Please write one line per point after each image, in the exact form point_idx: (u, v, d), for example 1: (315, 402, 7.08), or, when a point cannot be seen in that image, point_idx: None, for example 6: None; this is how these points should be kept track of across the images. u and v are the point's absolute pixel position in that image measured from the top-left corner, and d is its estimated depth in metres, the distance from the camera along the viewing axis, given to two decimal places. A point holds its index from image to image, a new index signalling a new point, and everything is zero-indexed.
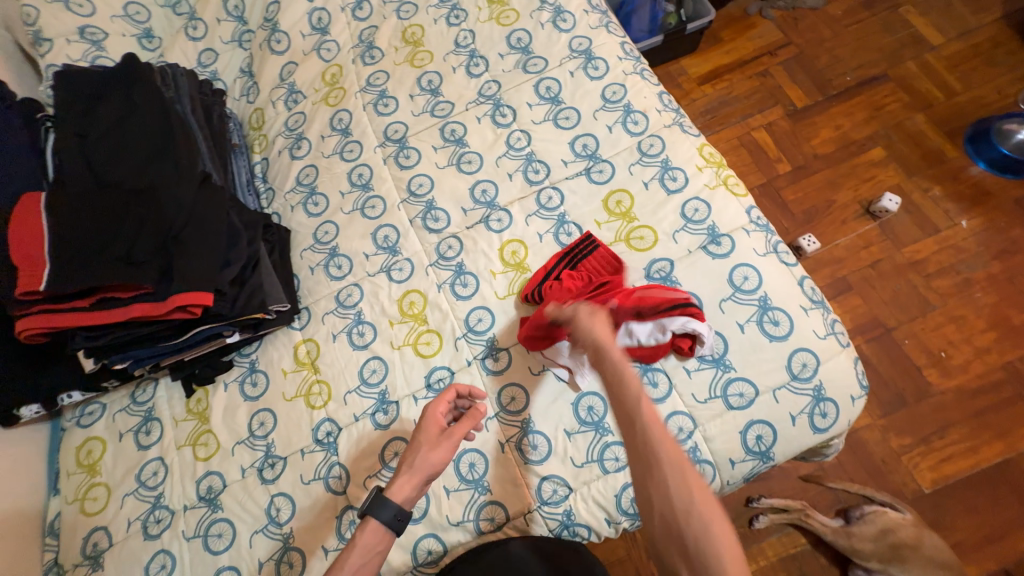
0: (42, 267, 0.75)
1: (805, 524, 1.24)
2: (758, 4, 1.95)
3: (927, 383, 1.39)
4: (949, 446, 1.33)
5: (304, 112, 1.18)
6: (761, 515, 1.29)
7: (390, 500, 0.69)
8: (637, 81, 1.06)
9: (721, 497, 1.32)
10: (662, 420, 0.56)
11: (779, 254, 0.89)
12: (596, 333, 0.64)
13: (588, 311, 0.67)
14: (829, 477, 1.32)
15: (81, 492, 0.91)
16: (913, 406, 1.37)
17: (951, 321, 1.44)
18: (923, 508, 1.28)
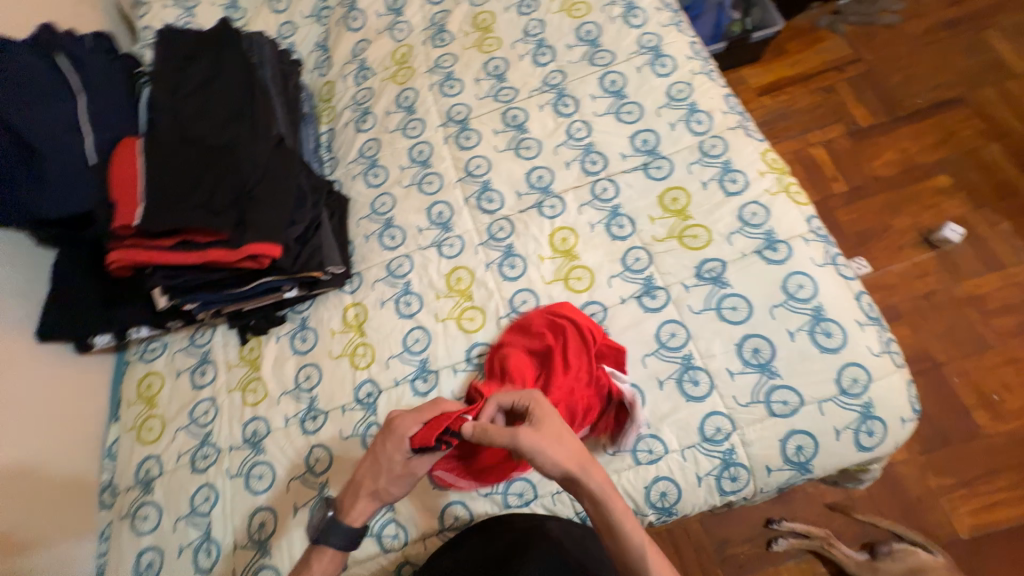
0: (135, 206, 0.81)
1: (827, 553, 1.21)
2: (830, 18, 1.89)
3: (975, 423, 1.32)
4: (993, 492, 1.26)
5: (372, 88, 1.22)
6: (780, 538, 1.25)
7: (341, 525, 0.72)
8: (704, 81, 1.05)
9: (740, 514, 1.29)
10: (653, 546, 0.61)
11: (837, 266, 0.87)
12: (566, 465, 0.62)
13: (556, 438, 0.64)
14: (857, 508, 1.28)
15: (138, 421, 0.97)
16: (957, 447, 1.31)
17: (1009, 362, 1.37)
18: (959, 553, 1.22)
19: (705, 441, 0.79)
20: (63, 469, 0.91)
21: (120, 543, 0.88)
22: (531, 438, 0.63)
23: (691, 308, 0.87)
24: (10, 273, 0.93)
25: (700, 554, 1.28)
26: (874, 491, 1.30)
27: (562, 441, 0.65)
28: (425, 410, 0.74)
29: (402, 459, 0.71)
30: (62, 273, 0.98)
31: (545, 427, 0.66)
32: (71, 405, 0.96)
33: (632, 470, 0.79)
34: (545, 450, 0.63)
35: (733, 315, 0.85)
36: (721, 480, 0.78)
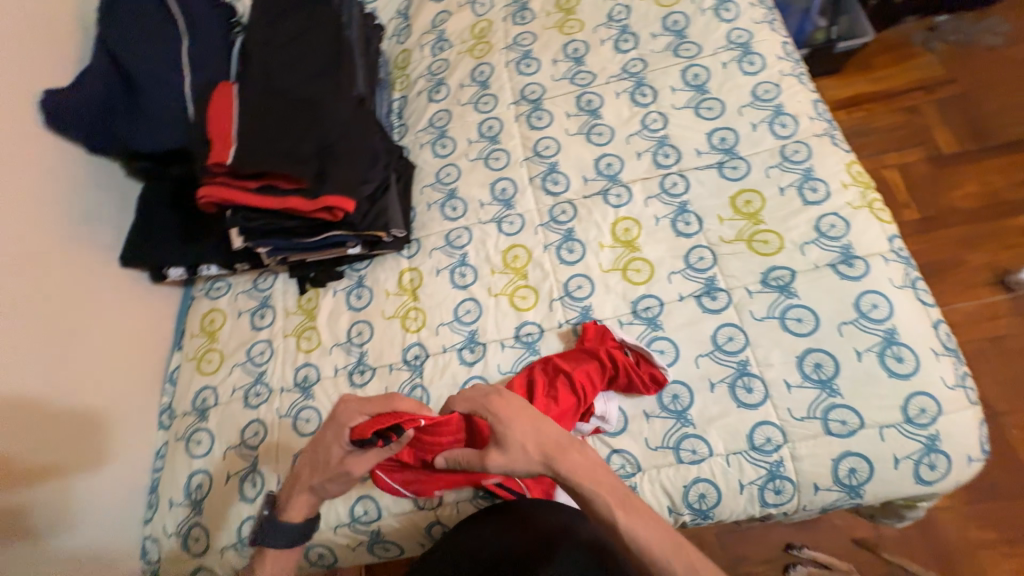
0: (230, 146, 0.85)
1: None
2: (925, 34, 1.77)
3: None
4: None
5: (448, 60, 1.23)
6: (798, 564, 1.21)
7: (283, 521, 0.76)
8: (793, 83, 1.01)
9: (760, 534, 1.26)
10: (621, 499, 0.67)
11: (917, 291, 0.83)
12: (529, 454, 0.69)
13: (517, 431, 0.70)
14: (886, 547, 1.22)
15: (199, 353, 1.03)
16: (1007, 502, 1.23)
17: None
18: None
19: (753, 449, 0.77)
20: (126, 395, 0.96)
21: (175, 462, 0.93)
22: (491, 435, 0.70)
23: (752, 314, 0.84)
24: (103, 198, 1.00)
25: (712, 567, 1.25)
26: (907, 533, 1.22)
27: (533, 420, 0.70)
28: (374, 402, 0.73)
29: (338, 453, 0.72)
30: (146, 204, 1.05)
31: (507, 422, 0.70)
32: (138, 335, 1.01)
33: (672, 467, 0.79)
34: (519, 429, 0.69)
35: (798, 326, 0.82)
36: (764, 491, 0.76)
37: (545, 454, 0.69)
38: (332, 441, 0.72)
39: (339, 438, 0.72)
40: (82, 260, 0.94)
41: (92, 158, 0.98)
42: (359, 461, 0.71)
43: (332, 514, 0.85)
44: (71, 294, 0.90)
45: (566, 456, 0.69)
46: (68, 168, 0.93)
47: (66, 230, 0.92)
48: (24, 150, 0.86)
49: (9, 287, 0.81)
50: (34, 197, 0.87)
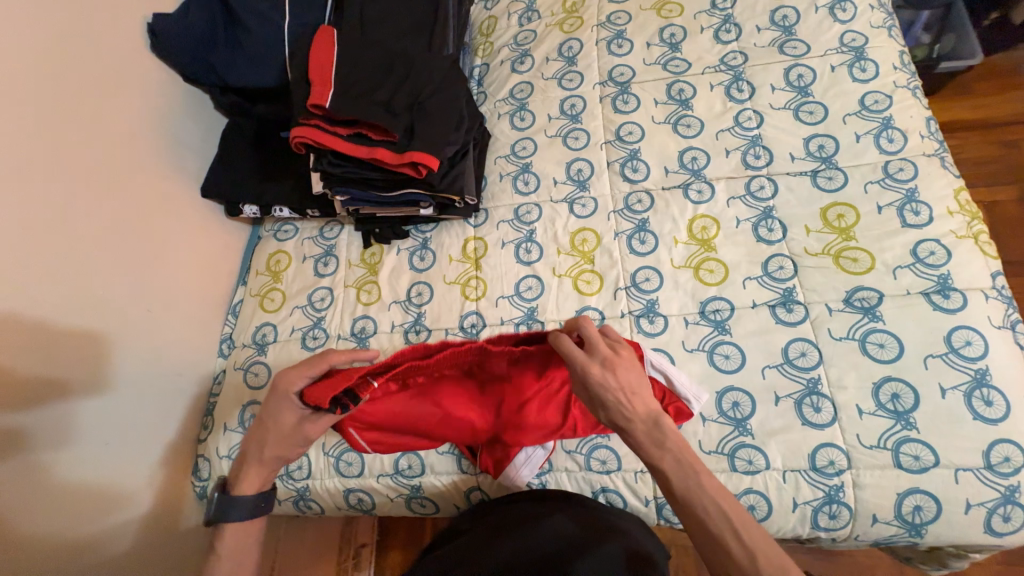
0: (328, 91, 0.87)
1: None
2: None
3: None
4: None
5: (536, 31, 1.19)
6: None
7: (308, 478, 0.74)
8: (907, 97, 0.94)
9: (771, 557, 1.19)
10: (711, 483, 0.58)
11: (1015, 334, 0.77)
12: (621, 407, 0.62)
13: (613, 376, 0.62)
14: None
15: (263, 290, 1.05)
16: None
17: None
18: None
19: (813, 469, 0.74)
20: (185, 330, 0.98)
21: (232, 390, 0.97)
22: (594, 376, 0.62)
23: (830, 333, 0.81)
24: (192, 127, 1.03)
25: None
26: None
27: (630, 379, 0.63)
28: (311, 365, 0.72)
29: (292, 419, 0.73)
30: (229, 139, 1.07)
31: (615, 370, 0.63)
32: (202, 272, 1.03)
33: (725, 474, 0.77)
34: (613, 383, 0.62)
35: (878, 352, 0.78)
36: (817, 513, 0.74)
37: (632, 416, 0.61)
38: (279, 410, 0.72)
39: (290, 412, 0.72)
40: (160, 191, 0.95)
41: (187, 87, 1.01)
42: (313, 423, 0.73)
43: (376, 462, 0.87)
44: (147, 225, 0.92)
45: (651, 423, 0.61)
46: (164, 94, 0.96)
47: (158, 154, 0.95)
48: (129, 72, 0.90)
49: (84, 200, 0.81)
50: (135, 119, 0.90)
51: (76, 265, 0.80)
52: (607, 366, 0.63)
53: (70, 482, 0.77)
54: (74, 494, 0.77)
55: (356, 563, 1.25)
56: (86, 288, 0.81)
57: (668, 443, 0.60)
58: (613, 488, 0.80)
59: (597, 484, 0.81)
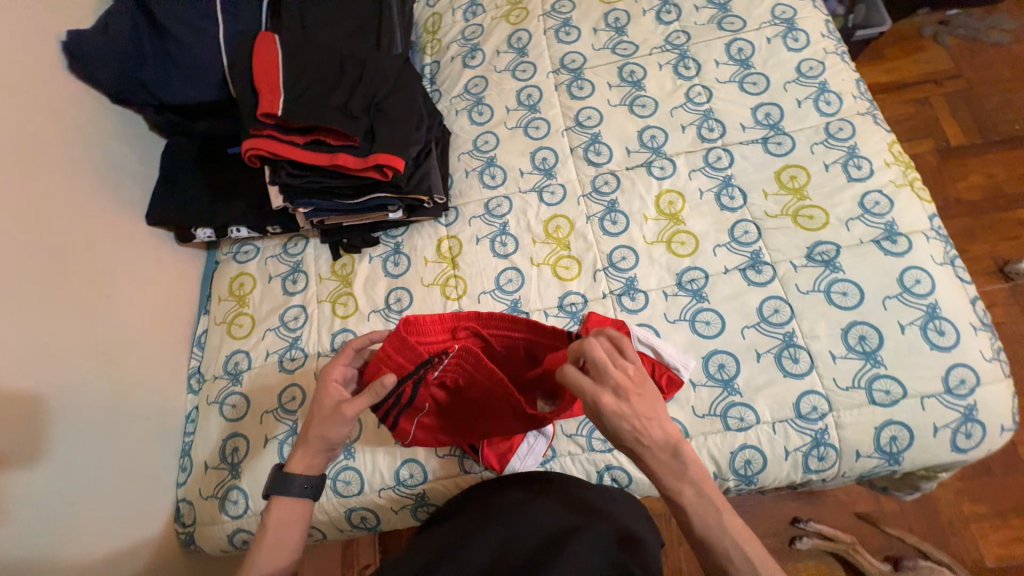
0: (278, 97, 0.84)
1: (851, 559, 1.14)
2: (936, 27, 1.70)
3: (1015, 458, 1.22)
4: None
5: (483, 25, 1.19)
6: (805, 537, 1.17)
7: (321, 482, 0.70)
8: (837, 62, 1.01)
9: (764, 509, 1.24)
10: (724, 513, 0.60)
11: (956, 269, 0.85)
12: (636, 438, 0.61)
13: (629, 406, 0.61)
14: (886, 520, 1.19)
15: (229, 317, 0.99)
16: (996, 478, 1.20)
17: None
18: None
19: (799, 418, 0.79)
20: (148, 370, 0.91)
21: (209, 425, 0.91)
22: (613, 409, 0.61)
23: (798, 288, 0.86)
24: (125, 151, 0.95)
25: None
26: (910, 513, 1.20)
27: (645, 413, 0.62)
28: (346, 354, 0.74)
29: (334, 400, 0.70)
30: (172, 161, 1.00)
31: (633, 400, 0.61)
32: (158, 306, 0.96)
33: (720, 434, 0.80)
34: (628, 420, 0.61)
35: (842, 300, 0.83)
36: (808, 458, 0.78)
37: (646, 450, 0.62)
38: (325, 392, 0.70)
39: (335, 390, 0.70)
40: (101, 223, 0.88)
41: (116, 108, 0.94)
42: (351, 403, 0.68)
43: (377, 477, 0.84)
44: (91, 261, 0.84)
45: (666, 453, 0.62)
46: (92, 118, 0.89)
47: (94, 183, 0.88)
48: (51, 96, 0.82)
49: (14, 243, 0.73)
50: (65, 146, 0.83)
51: (22, 313, 0.72)
52: (623, 401, 0.61)
53: (40, 551, 0.69)
54: (48, 565, 0.70)
55: None
56: (35, 335, 0.73)
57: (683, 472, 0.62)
58: (617, 464, 0.82)
59: (601, 463, 0.82)
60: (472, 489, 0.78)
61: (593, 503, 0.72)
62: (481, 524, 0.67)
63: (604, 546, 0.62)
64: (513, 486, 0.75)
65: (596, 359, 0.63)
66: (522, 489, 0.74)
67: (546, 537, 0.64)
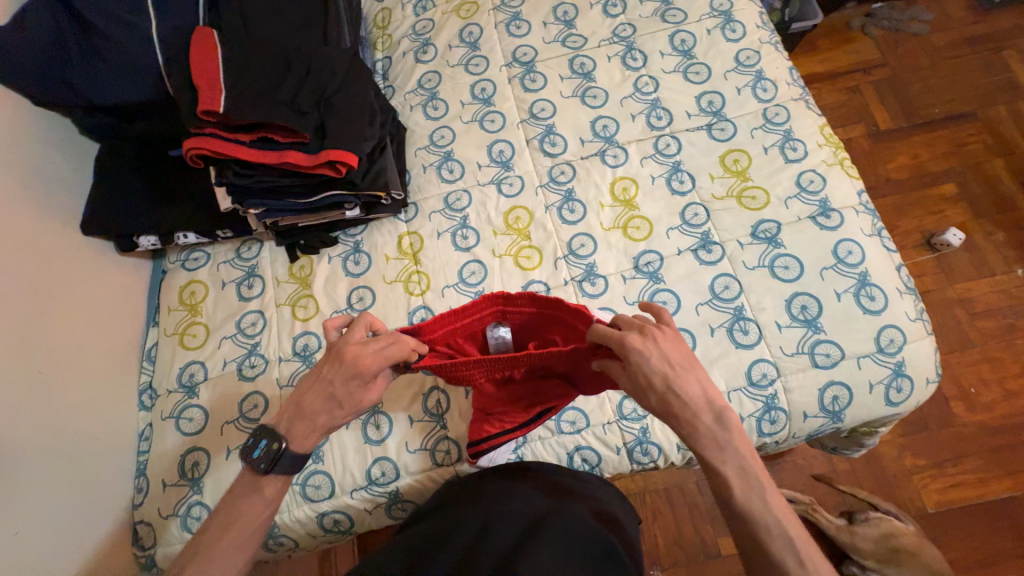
0: (219, 94, 0.81)
1: (810, 517, 1.19)
2: (862, 19, 1.82)
3: (950, 412, 1.33)
4: (962, 473, 1.27)
5: (433, 20, 1.18)
6: None
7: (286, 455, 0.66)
8: (771, 51, 1.07)
9: None
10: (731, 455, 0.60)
11: (882, 239, 0.92)
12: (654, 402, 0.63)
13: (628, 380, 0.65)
14: (840, 479, 1.28)
15: (180, 327, 0.95)
16: (934, 432, 1.31)
17: (988, 361, 1.38)
18: (924, 525, 1.23)
19: (751, 385, 0.84)
20: (97, 386, 0.86)
21: (165, 441, 0.88)
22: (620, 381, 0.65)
23: (745, 264, 0.91)
24: (55, 157, 0.90)
25: (694, 513, 1.22)
26: (860, 471, 1.29)
27: (674, 384, 0.62)
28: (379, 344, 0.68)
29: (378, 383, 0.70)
30: (107, 166, 0.95)
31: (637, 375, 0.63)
32: (104, 319, 0.91)
33: None
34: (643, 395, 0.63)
35: (785, 273, 0.89)
36: (761, 422, 0.83)
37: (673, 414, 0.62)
38: (343, 344, 0.67)
39: (322, 396, 0.66)
40: (31, 235, 0.82)
41: (41, 111, 0.88)
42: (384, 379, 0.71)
43: (348, 477, 0.83)
44: (22, 278, 0.79)
45: (689, 424, 0.61)
46: (15, 123, 0.83)
47: (21, 193, 0.82)
48: None
49: None
50: None
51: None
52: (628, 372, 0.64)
53: None
54: None
55: None
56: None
57: (704, 446, 0.61)
58: (586, 444, 0.84)
59: (570, 445, 0.84)
60: (452, 485, 0.77)
61: (565, 485, 0.74)
62: (458, 517, 0.68)
63: (580, 525, 0.65)
64: (486, 478, 0.77)
65: (624, 348, 0.63)
66: (499, 480, 0.75)
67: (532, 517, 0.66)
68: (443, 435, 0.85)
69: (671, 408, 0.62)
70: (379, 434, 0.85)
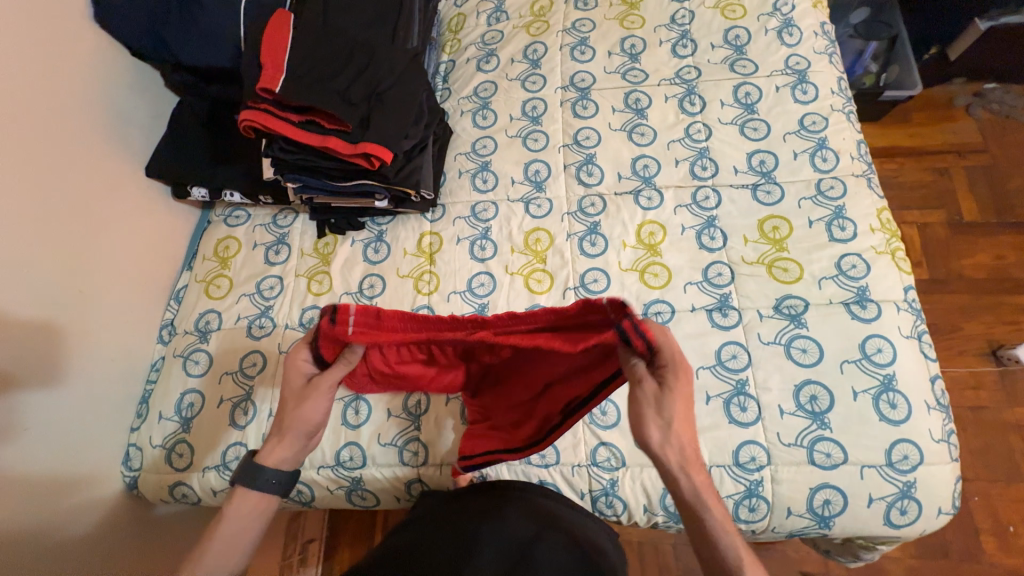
0: (279, 75, 0.86)
1: None
2: (970, 98, 1.66)
3: (979, 547, 1.18)
4: None
5: (503, 32, 1.21)
6: None
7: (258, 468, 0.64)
8: (841, 120, 1.01)
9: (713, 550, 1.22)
10: (723, 524, 0.56)
11: (921, 343, 0.84)
12: (672, 455, 0.56)
13: (656, 421, 0.56)
14: None
15: (209, 277, 1.02)
16: (954, 562, 1.17)
17: None
18: None
19: (736, 465, 0.79)
20: (128, 316, 0.95)
21: (171, 377, 0.95)
22: (639, 415, 0.57)
23: (760, 337, 0.86)
24: (138, 104, 1.00)
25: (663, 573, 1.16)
26: None
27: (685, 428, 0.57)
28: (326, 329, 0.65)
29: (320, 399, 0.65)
30: (180, 119, 1.04)
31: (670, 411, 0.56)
32: (144, 255, 0.99)
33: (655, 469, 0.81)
34: (645, 429, 0.56)
35: (801, 356, 0.83)
36: (739, 507, 0.78)
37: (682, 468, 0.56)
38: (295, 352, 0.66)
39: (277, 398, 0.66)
40: (102, 170, 0.92)
41: (135, 62, 0.98)
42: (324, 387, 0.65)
43: (319, 454, 0.86)
44: (80, 206, 0.87)
45: (692, 482, 0.56)
46: (111, 69, 0.93)
47: (98, 132, 0.91)
48: (68, 44, 0.85)
49: (19, 183, 0.77)
50: (75, 94, 0.86)
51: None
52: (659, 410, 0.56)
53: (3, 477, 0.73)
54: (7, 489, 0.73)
55: (304, 558, 1.23)
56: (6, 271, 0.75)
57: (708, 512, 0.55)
58: (551, 480, 0.83)
59: (534, 477, 0.83)
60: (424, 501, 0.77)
61: (534, 503, 0.72)
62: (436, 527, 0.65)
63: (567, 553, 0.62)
64: (467, 495, 0.74)
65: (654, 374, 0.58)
66: (483, 499, 0.71)
67: (515, 534, 0.63)
68: (415, 435, 0.86)
69: (678, 455, 0.56)
70: (356, 420, 0.87)
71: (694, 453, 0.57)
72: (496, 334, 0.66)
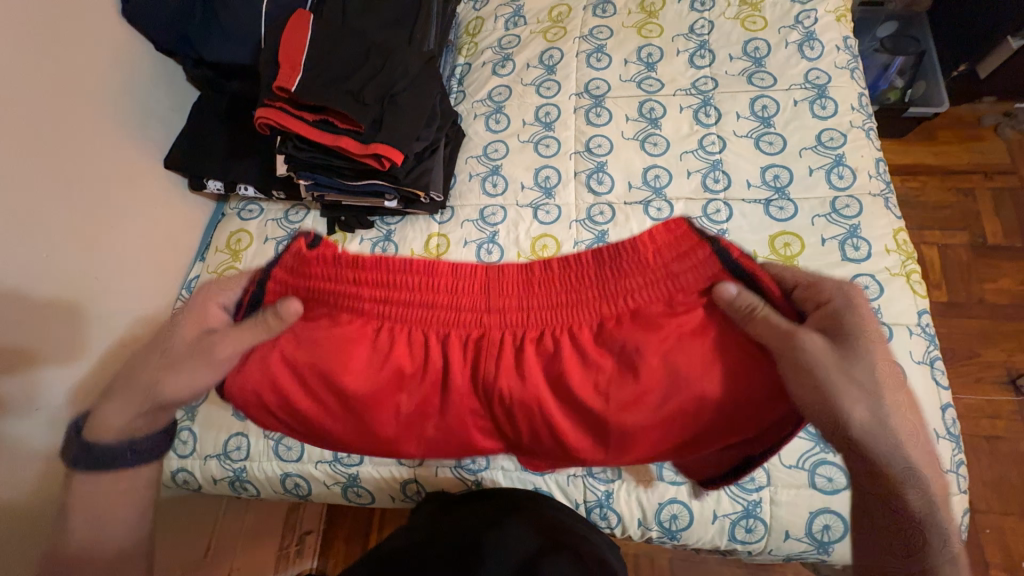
0: (295, 75, 0.88)
1: None
2: (1000, 117, 1.61)
3: None
4: None
5: (520, 37, 1.21)
6: None
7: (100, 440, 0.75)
8: (860, 137, 0.98)
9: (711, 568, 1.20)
10: (921, 454, 0.71)
11: (933, 369, 0.82)
12: (869, 404, 0.69)
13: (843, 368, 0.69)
14: None
15: (220, 268, 1.04)
16: None
17: None
18: None
19: (735, 485, 0.78)
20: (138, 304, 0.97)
21: None
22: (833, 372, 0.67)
23: None
24: (159, 96, 1.02)
25: None
26: None
27: (879, 390, 0.70)
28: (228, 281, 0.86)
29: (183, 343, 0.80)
30: (199, 113, 1.06)
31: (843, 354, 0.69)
32: (158, 245, 1.01)
33: (652, 482, 0.80)
34: (854, 402, 0.68)
35: None
36: (735, 526, 0.77)
37: (883, 414, 0.70)
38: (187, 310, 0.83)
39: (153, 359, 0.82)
40: (120, 160, 0.94)
41: (158, 56, 1.01)
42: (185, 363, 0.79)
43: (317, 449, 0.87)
44: (95, 195, 0.89)
45: (889, 431, 0.70)
46: (134, 62, 0.95)
47: (118, 123, 0.93)
48: (92, 37, 0.87)
49: (37, 170, 0.79)
50: (97, 85, 0.88)
51: (5, 234, 0.76)
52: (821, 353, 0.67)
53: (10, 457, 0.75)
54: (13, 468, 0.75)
55: (299, 550, 1.22)
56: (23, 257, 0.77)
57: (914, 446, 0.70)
58: (546, 489, 0.83)
59: (530, 484, 0.83)
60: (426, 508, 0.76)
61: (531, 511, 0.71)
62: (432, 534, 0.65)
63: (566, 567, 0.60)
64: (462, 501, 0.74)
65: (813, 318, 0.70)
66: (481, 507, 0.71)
67: (509, 546, 0.62)
68: None
69: (875, 409, 0.69)
70: None
71: (901, 395, 0.73)
72: (632, 301, 0.74)
